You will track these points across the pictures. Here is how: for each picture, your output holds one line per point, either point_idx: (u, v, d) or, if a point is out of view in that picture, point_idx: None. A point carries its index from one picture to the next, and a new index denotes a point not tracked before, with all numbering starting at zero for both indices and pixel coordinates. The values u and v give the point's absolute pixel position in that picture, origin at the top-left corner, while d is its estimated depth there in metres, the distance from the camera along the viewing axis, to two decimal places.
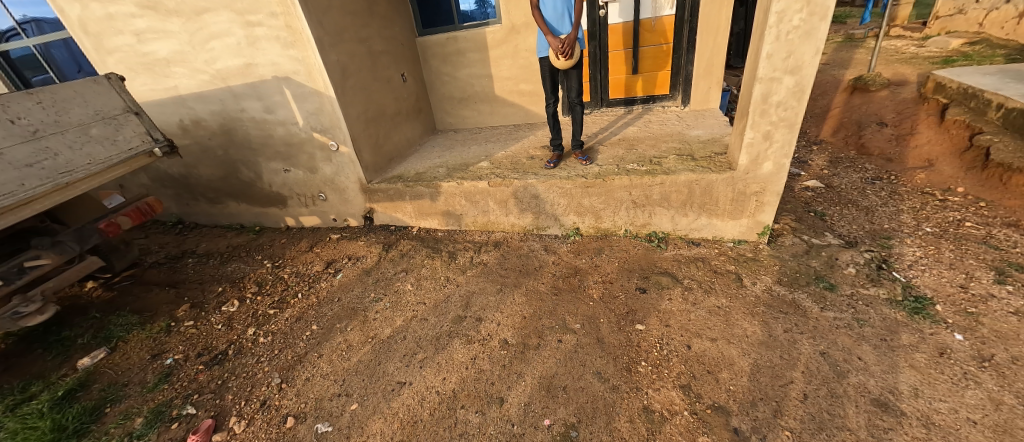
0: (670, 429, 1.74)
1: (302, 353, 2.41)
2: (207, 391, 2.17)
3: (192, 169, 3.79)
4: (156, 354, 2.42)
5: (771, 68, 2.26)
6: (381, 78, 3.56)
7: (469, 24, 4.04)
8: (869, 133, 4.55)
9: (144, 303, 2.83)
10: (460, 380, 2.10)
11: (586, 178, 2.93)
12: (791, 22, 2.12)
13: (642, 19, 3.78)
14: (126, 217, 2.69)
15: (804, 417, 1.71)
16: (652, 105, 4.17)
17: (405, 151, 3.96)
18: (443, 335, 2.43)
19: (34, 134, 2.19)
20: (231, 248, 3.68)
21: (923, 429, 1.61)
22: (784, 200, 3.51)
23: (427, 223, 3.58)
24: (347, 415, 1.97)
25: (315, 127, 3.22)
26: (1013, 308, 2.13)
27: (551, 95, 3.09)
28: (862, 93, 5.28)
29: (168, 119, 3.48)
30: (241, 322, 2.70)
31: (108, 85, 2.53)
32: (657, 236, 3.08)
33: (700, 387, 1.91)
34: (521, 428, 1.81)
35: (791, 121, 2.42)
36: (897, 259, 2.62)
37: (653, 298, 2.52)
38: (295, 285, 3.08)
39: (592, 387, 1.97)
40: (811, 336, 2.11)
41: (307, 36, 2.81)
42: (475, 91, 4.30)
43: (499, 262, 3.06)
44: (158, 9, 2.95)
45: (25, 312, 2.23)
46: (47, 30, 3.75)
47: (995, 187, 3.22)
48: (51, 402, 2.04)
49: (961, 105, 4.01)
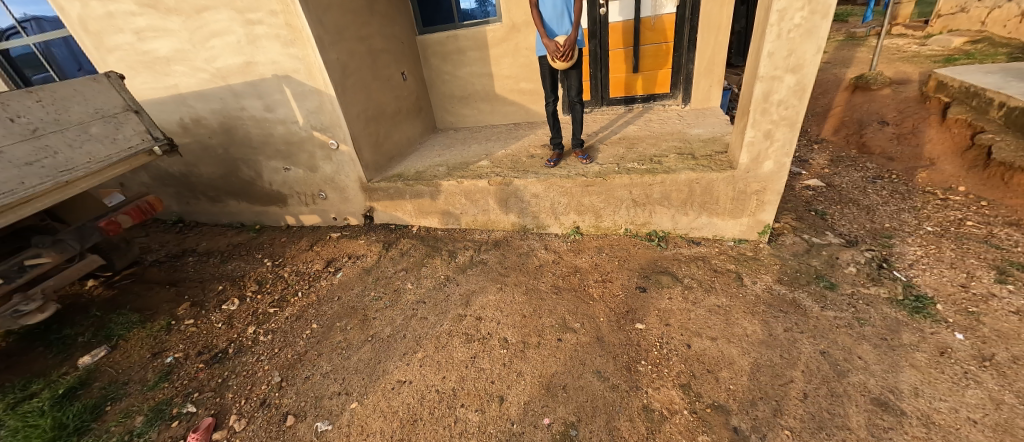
0: (669, 428, 1.74)
1: (302, 352, 2.41)
2: (208, 390, 2.18)
3: (193, 168, 3.80)
4: (156, 353, 2.43)
5: (772, 67, 2.25)
6: (381, 76, 3.55)
7: (469, 22, 4.03)
8: (870, 132, 4.54)
9: (145, 301, 2.84)
10: (459, 379, 2.10)
11: (587, 177, 2.92)
12: (793, 20, 2.11)
13: (642, 18, 3.77)
14: (126, 215, 2.69)
15: (804, 416, 1.71)
16: (652, 104, 4.16)
17: (405, 149, 3.95)
18: (443, 333, 2.43)
19: (34, 132, 2.19)
20: (231, 247, 3.68)
21: (923, 429, 1.61)
22: (785, 199, 3.50)
23: (427, 222, 3.58)
24: (346, 414, 1.97)
25: (315, 126, 3.22)
26: (1014, 307, 2.12)
27: (551, 93, 3.08)
28: (864, 91, 5.26)
29: (168, 117, 3.48)
30: (242, 321, 2.70)
31: (109, 83, 2.52)
32: (657, 235, 3.08)
33: (700, 386, 1.91)
34: (521, 426, 1.81)
35: (792, 120, 2.41)
36: (898, 258, 2.62)
37: (653, 297, 2.52)
38: (295, 284, 3.08)
39: (592, 386, 1.97)
40: (811, 336, 2.11)
41: (308, 35, 2.81)
42: (475, 90, 4.29)
43: (500, 261, 3.05)
44: (158, 7, 2.95)
45: (26, 310, 2.23)
46: (47, 28, 3.75)
47: (997, 186, 3.21)
48: (52, 401, 2.05)
49: (963, 103, 3.99)
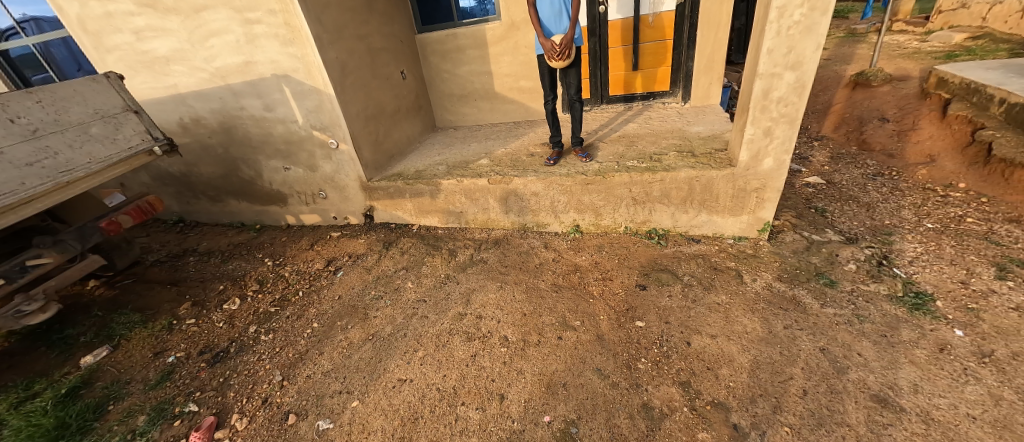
0: (670, 425, 1.74)
1: (304, 351, 2.43)
2: (210, 389, 2.18)
3: (192, 168, 3.80)
4: (159, 352, 2.44)
5: (772, 64, 2.25)
6: (381, 75, 3.55)
7: (469, 20, 4.02)
8: (870, 129, 4.53)
9: (146, 301, 2.85)
10: (459, 377, 2.10)
11: (586, 175, 2.92)
12: (792, 17, 2.11)
13: (642, 15, 3.76)
14: (127, 215, 2.69)
15: (804, 413, 1.72)
16: (652, 101, 4.15)
17: (405, 148, 3.96)
18: (443, 332, 2.43)
19: (34, 133, 2.20)
20: (231, 246, 3.69)
21: (922, 425, 1.61)
22: (786, 197, 3.49)
23: (427, 221, 3.58)
24: (347, 412, 1.99)
25: (315, 125, 3.22)
26: (1014, 304, 2.12)
27: (550, 91, 3.08)
28: (864, 87, 5.26)
29: (169, 117, 3.48)
30: (243, 320, 2.71)
31: (108, 84, 2.53)
32: (656, 233, 3.08)
33: (700, 384, 1.91)
34: (522, 424, 1.82)
35: (792, 117, 2.41)
36: (898, 255, 2.61)
37: (653, 295, 2.53)
38: (296, 283, 3.09)
39: (592, 384, 1.98)
40: (811, 333, 2.11)
41: (307, 34, 2.81)
42: (474, 88, 4.29)
43: (500, 260, 3.06)
44: (157, 6, 2.95)
45: (28, 310, 2.25)
46: (47, 29, 3.75)
47: (997, 182, 3.20)
48: (55, 400, 2.06)
49: (964, 99, 3.99)
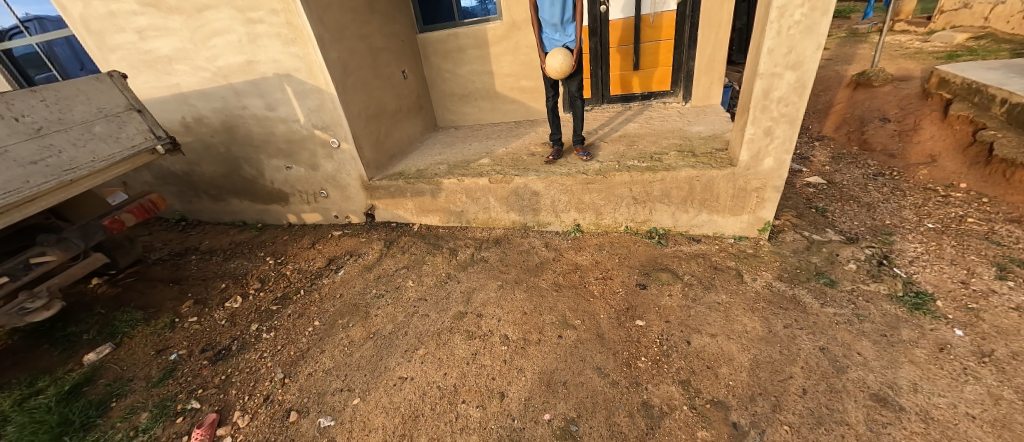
0: (670, 423, 1.75)
1: (305, 348, 2.44)
2: (212, 386, 2.20)
3: (193, 167, 3.82)
4: (161, 350, 2.45)
5: (772, 64, 2.26)
6: (382, 75, 3.56)
7: (469, 20, 4.03)
8: (871, 129, 4.53)
9: (149, 299, 2.87)
10: (460, 375, 2.11)
11: (587, 174, 2.93)
12: (793, 17, 2.11)
13: (642, 15, 3.76)
14: (131, 214, 2.70)
15: (803, 411, 1.72)
16: (652, 101, 4.16)
17: (406, 148, 3.97)
18: (443, 331, 2.44)
19: (39, 131, 2.21)
20: (233, 245, 3.70)
21: (922, 424, 1.62)
22: (786, 197, 3.49)
23: (427, 220, 3.59)
24: (348, 410, 2.00)
25: (316, 125, 3.24)
26: (1014, 304, 2.12)
27: (551, 88, 3.08)
28: (865, 87, 5.26)
29: (171, 116, 3.50)
30: (245, 318, 2.73)
31: (111, 82, 2.54)
32: (657, 233, 3.09)
33: (700, 382, 1.92)
34: (522, 422, 1.83)
35: (792, 117, 2.41)
36: (898, 255, 2.61)
37: (653, 294, 2.53)
38: (297, 281, 3.10)
39: (592, 382, 1.99)
40: (811, 332, 2.11)
41: (308, 34, 2.82)
42: (475, 88, 4.30)
43: (500, 258, 3.07)
44: (159, 6, 2.96)
45: (31, 308, 2.26)
46: (50, 28, 3.78)
47: (998, 183, 3.20)
48: (58, 397, 2.07)
49: (965, 100, 3.98)
